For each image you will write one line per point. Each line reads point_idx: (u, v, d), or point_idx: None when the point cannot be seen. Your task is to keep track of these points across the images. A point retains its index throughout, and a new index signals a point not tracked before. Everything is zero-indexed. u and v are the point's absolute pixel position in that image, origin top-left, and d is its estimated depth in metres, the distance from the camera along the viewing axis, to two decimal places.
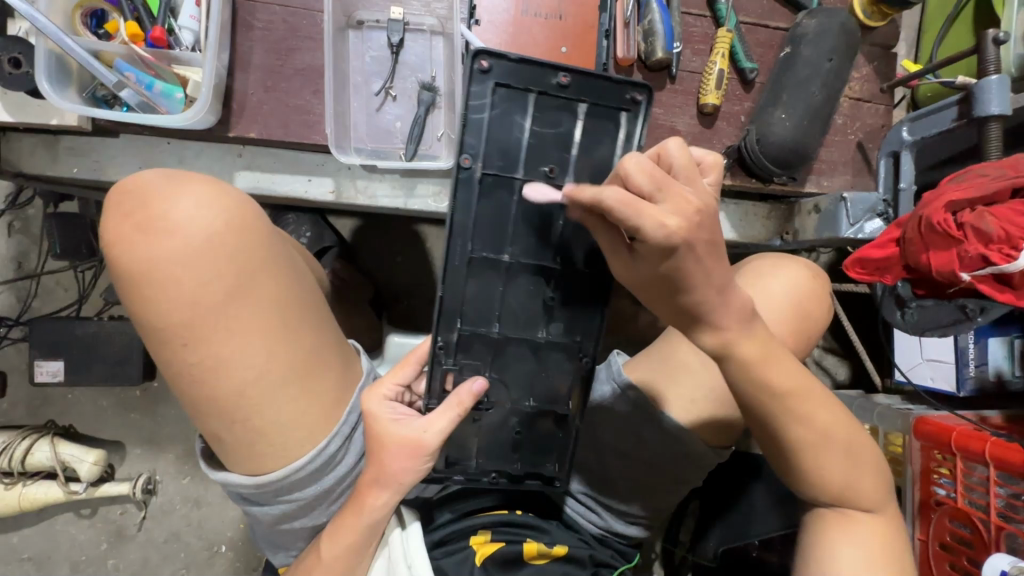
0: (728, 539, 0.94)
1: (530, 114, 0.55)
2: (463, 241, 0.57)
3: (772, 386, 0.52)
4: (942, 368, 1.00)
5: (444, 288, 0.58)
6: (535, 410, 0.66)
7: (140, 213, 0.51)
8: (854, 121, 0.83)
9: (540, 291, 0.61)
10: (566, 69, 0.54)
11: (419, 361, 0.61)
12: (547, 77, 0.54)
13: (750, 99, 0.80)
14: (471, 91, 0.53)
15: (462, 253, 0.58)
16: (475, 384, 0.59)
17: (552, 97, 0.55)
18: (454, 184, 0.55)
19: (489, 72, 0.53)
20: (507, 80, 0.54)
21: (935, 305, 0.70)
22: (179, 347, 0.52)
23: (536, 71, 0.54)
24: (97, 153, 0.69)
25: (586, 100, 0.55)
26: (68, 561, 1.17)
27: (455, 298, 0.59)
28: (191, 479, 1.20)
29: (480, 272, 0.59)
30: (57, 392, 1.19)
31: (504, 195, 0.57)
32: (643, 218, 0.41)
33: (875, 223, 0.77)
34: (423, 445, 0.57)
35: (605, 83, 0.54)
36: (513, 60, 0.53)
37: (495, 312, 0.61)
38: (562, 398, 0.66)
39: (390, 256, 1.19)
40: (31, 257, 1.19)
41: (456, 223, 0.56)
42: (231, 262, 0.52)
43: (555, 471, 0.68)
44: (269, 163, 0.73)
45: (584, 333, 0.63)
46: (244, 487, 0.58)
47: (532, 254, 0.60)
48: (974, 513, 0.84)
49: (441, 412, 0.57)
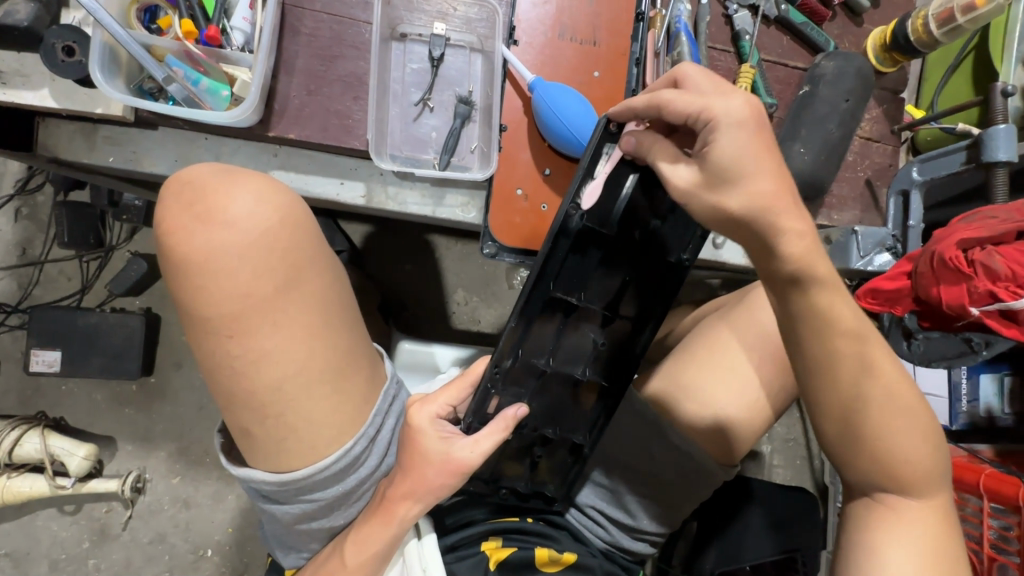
0: (724, 562, 0.95)
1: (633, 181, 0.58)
2: (547, 282, 0.60)
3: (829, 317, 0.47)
4: (936, 402, 1.03)
5: (518, 318, 0.60)
6: (557, 438, 0.70)
7: (200, 205, 0.53)
8: (863, 159, 0.86)
9: (589, 333, 0.65)
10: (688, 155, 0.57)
11: (472, 381, 0.64)
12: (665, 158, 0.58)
13: (768, 131, 0.84)
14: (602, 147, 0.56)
15: (542, 295, 0.60)
16: (518, 407, 0.61)
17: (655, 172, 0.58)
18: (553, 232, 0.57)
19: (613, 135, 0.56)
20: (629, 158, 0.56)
21: (941, 337, 0.75)
22: (225, 338, 0.52)
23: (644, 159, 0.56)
24: (133, 143, 0.70)
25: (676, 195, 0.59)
26: (46, 559, 1.14)
27: (522, 332, 0.62)
28: (181, 478, 1.17)
29: (549, 310, 0.62)
30: (50, 383, 1.16)
31: (591, 251, 0.60)
32: (721, 104, 0.44)
33: (884, 257, 0.80)
34: (465, 463, 0.59)
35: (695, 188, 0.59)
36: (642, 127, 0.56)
37: (549, 348, 0.64)
38: (577, 426, 0.70)
39: (399, 263, 1.20)
40: (36, 244, 1.17)
41: (545, 266, 0.58)
42: (282, 259, 0.53)
43: (555, 493, 0.74)
44: (304, 164, 0.74)
45: (618, 375, 0.67)
46: (267, 484, 0.57)
47: (595, 299, 0.63)
48: (968, 543, 0.88)
49: (487, 433, 0.60)
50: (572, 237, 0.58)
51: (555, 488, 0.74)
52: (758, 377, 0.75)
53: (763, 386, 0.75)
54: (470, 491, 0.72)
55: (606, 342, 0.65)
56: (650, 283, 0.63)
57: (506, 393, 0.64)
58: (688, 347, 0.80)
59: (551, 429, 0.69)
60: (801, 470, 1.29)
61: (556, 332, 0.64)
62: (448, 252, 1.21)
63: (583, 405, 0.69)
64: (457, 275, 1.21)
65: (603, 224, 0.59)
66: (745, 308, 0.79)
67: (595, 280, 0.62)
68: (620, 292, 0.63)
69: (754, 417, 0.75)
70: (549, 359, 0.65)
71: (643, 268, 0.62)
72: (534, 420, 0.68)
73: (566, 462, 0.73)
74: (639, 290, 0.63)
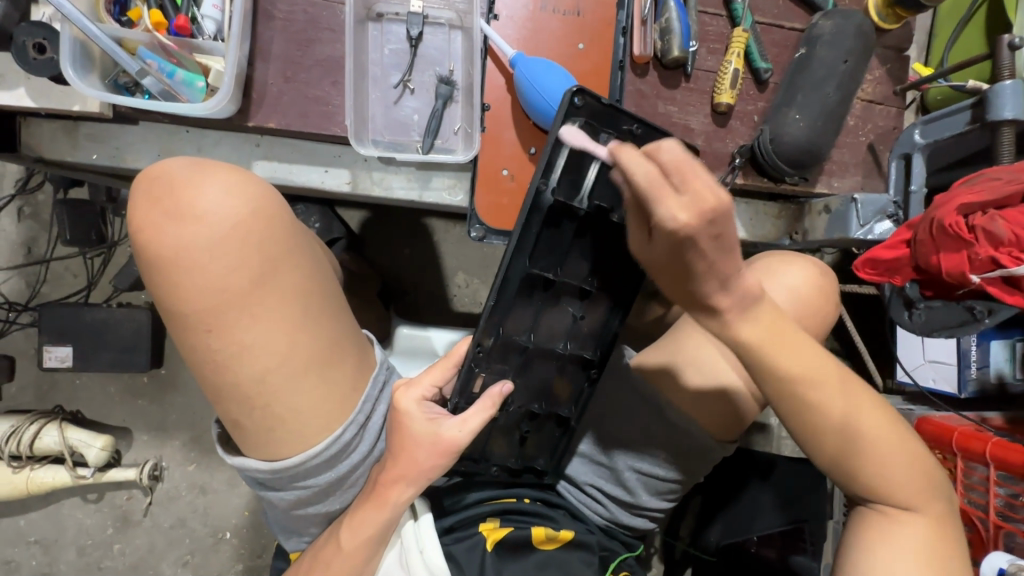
0: (730, 533, 0.95)
1: (604, 151, 0.60)
2: (523, 258, 0.60)
3: (783, 372, 0.50)
4: (944, 369, 1.01)
5: (497, 297, 0.61)
6: (545, 413, 0.71)
7: (169, 199, 0.52)
8: (866, 122, 0.84)
9: (569, 307, 0.66)
10: (638, 121, 0.60)
11: (455, 363, 0.64)
12: (619, 124, 0.60)
13: (764, 98, 0.81)
14: (563, 122, 0.57)
15: (520, 270, 0.61)
16: (504, 385, 0.63)
17: (624, 147, 0.61)
18: (526, 204, 0.58)
19: (578, 109, 0.57)
20: (591, 120, 0.58)
21: (943, 306, 0.71)
22: (205, 333, 0.53)
23: (610, 117, 0.59)
24: (115, 139, 0.70)
25: (644, 150, 0.62)
26: (74, 544, 1.18)
27: (502, 310, 0.62)
28: (196, 465, 1.21)
29: (528, 287, 0.62)
30: (65, 378, 1.19)
31: (566, 224, 0.61)
32: (664, 205, 0.41)
33: (885, 225, 0.77)
34: (454, 441, 0.60)
35: (663, 139, 0.61)
36: (600, 103, 0.58)
37: (529, 324, 0.65)
38: (566, 401, 0.71)
39: (397, 249, 1.19)
40: (41, 242, 1.19)
41: (522, 240, 0.59)
42: (256, 253, 0.53)
43: (546, 467, 0.75)
44: (287, 154, 0.73)
45: (597, 346, 0.68)
46: (261, 472, 0.58)
47: (573, 274, 0.64)
48: (973, 513, 0.86)
49: (475, 411, 0.61)
50: (547, 211, 0.59)
51: (550, 466, 0.75)
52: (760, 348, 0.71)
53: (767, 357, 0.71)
54: (462, 472, 0.73)
55: (590, 318, 0.67)
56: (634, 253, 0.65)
57: (490, 372, 0.65)
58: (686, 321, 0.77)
59: (540, 404, 0.70)
60: None
61: (537, 308, 0.64)
62: (445, 236, 1.20)
63: (570, 380, 0.69)
64: (456, 258, 1.21)
65: (575, 203, 0.60)
66: None
67: (574, 256, 0.63)
68: (602, 267, 0.65)
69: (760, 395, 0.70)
70: (530, 335, 0.65)
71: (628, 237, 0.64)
72: (520, 397, 0.69)
73: (554, 435, 0.73)
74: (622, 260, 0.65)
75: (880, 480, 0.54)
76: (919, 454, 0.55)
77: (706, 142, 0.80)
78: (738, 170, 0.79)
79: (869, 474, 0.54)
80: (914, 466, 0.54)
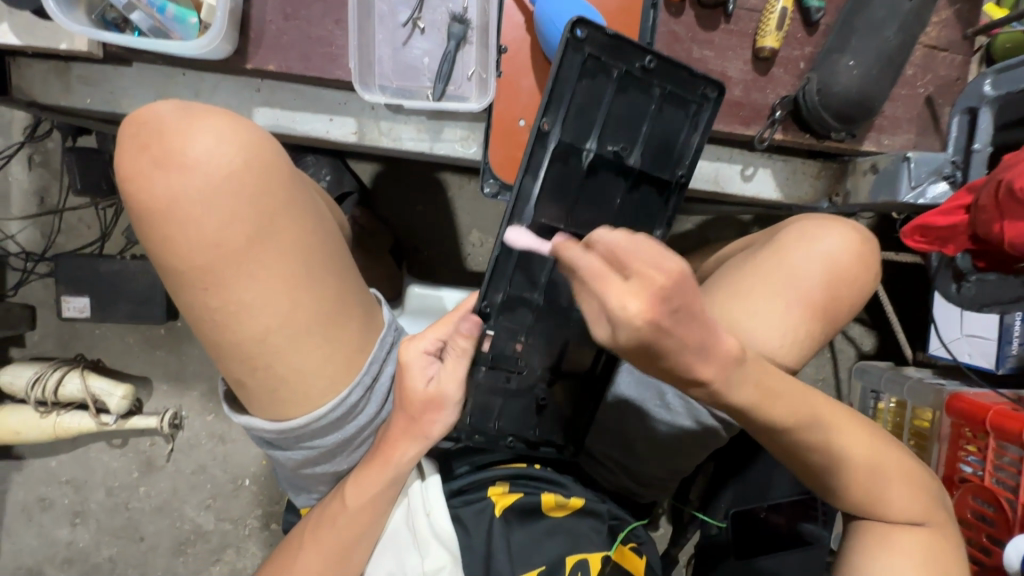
0: (740, 500, 0.94)
1: (616, 86, 0.58)
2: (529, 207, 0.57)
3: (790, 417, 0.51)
4: (982, 344, 0.96)
5: (502, 247, 0.58)
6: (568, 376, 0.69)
7: (157, 146, 0.49)
8: (925, 73, 0.75)
9: None
10: (653, 54, 0.57)
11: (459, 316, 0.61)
12: (631, 58, 0.57)
13: (813, 43, 0.73)
14: (565, 58, 0.55)
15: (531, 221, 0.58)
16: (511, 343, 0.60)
17: (637, 81, 0.58)
18: (530, 142, 0.55)
19: (581, 42, 0.54)
20: (598, 53, 0.56)
21: (997, 279, 0.67)
22: (201, 290, 0.50)
23: (625, 49, 0.56)
24: (109, 82, 0.66)
25: (662, 85, 0.59)
26: (103, 486, 1.23)
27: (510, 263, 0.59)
28: (215, 416, 1.23)
29: (538, 238, 0.59)
30: (84, 327, 1.21)
31: (575, 164, 0.59)
32: (609, 294, 0.35)
33: (939, 187, 0.70)
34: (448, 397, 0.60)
35: (684, 73, 0.59)
36: (606, 33, 0.55)
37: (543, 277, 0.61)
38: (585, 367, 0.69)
39: (410, 204, 1.15)
40: (53, 191, 1.18)
41: (527, 188, 0.57)
42: (251, 205, 0.50)
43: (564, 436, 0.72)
44: (289, 100, 0.69)
45: None
46: (267, 432, 0.58)
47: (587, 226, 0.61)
48: (1001, 493, 0.83)
49: None
50: (551, 153, 0.57)
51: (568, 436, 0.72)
52: (785, 314, 0.67)
53: (793, 328, 0.67)
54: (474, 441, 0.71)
55: None
56: (653, 200, 0.63)
57: (500, 331, 0.63)
58: (716, 289, 0.72)
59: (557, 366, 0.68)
60: None
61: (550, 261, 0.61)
62: (460, 191, 1.16)
63: (588, 345, 0.67)
64: (471, 215, 1.16)
65: (582, 149, 0.58)
66: (774, 248, 0.71)
67: (591, 206, 0.61)
68: (616, 215, 0.62)
69: (785, 356, 0.67)
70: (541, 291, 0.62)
71: (647, 184, 0.62)
72: (535, 360, 0.67)
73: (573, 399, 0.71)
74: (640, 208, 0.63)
75: (894, 503, 0.58)
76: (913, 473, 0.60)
77: (744, 93, 0.73)
78: (778, 124, 0.72)
79: (876, 498, 0.58)
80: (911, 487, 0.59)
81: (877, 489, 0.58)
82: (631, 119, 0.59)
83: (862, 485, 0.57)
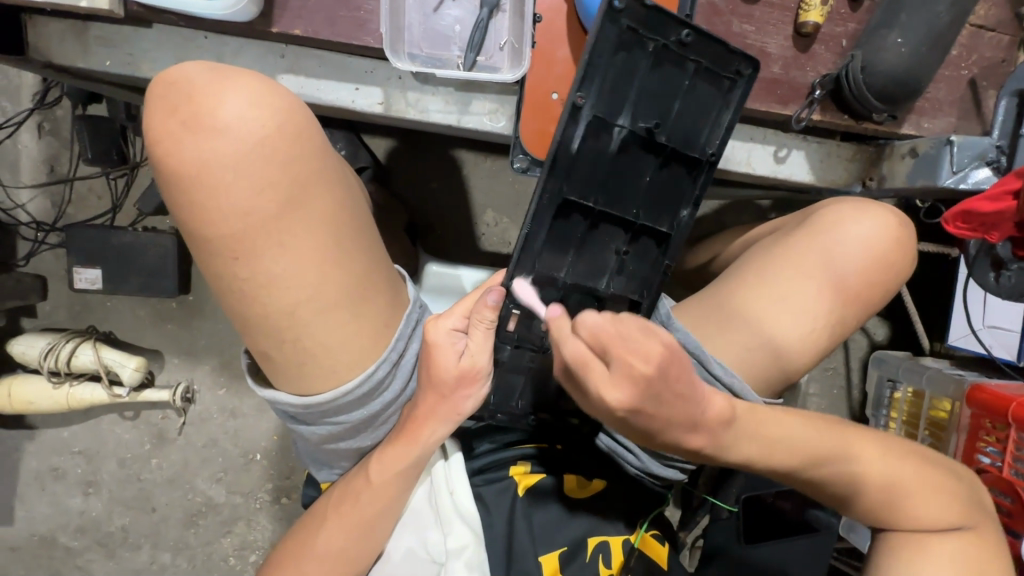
0: (751, 487, 0.93)
1: (651, 62, 0.56)
2: (559, 183, 0.57)
3: (799, 442, 0.54)
4: (1004, 336, 0.95)
5: (530, 225, 0.57)
6: None
7: (187, 108, 0.47)
8: (970, 53, 0.73)
9: (614, 241, 0.62)
10: (691, 27, 0.55)
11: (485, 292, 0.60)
12: (668, 31, 0.55)
13: (856, 19, 0.70)
14: (602, 29, 0.53)
15: (560, 199, 0.57)
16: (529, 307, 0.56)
17: (672, 55, 0.57)
18: (564, 115, 0.54)
19: (620, 13, 0.53)
20: (635, 24, 0.54)
21: None
22: (230, 260, 0.49)
23: (662, 21, 0.55)
24: (129, 44, 0.64)
25: (698, 60, 0.57)
26: (115, 457, 1.23)
27: (540, 241, 0.59)
28: (226, 390, 1.23)
29: (566, 213, 0.59)
30: (96, 299, 1.20)
31: (606, 141, 0.58)
32: (592, 383, 0.45)
33: (982, 172, 0.68)
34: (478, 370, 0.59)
35: (720, 48, 0.57)
36: (645, 4, 0.53)
37: (571, 253, 0.61)
38: None
39: (425, 181, 1.13)
40: (63, 160, 1.16)
41: (558, 165, 0.56)
42: (282, 172, 0.48)
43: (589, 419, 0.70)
44: (315, 67, 0.66)
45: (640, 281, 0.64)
46: (292, 406, 0.57)
47: (614, 204, 0.60)
48: (1019, 484, 0.82)
49: None
50: (585, 128, 0.56)
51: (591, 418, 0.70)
52: (814, 298, 0.66)
53: (821, 315, 0.66)
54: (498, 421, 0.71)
55: (632, 255, 0.63)
56: (681, 180, 0.61)
57: (525, 311, 0.61)
58: (743, 271, 0.70)
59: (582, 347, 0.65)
60: (837, 400, 1.20)
61: (576, 237, 0.60)
62: (476, 169, 1.13)
63: None
64: (486, 194, 1.14)
65: (616, 125, 0.57)
66: (806, 233, 0.69)
67: (620, 185, 0.60)
68: (646, 195, 0.61)
69: (815, 342, 0.67)
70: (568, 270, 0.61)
71: (677, 164, 0.60)
72: None
73: None
74: (671, 188, 0.61)
75: (918, 512, 0.58)
76: (942, 483, 0.60)
77: (783, 71, 0.70)
78: (817, 104, 0.69)
79: (900, 510, 0.58)
80: (939, 501, 0.59)
81: (899, 501, 0.58)
82: (667, 96, 0.58)
83: (884, 504, 0.58)
